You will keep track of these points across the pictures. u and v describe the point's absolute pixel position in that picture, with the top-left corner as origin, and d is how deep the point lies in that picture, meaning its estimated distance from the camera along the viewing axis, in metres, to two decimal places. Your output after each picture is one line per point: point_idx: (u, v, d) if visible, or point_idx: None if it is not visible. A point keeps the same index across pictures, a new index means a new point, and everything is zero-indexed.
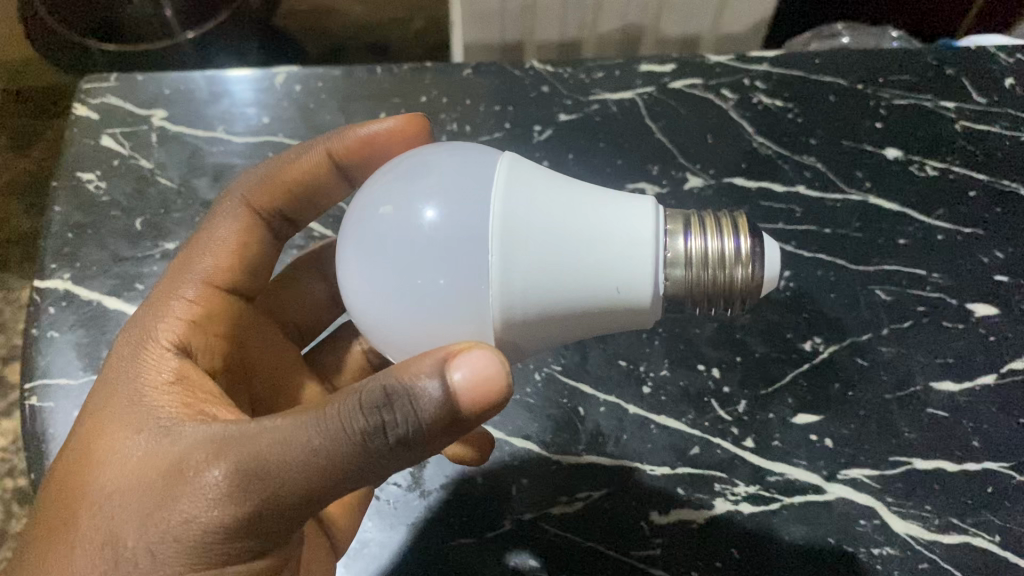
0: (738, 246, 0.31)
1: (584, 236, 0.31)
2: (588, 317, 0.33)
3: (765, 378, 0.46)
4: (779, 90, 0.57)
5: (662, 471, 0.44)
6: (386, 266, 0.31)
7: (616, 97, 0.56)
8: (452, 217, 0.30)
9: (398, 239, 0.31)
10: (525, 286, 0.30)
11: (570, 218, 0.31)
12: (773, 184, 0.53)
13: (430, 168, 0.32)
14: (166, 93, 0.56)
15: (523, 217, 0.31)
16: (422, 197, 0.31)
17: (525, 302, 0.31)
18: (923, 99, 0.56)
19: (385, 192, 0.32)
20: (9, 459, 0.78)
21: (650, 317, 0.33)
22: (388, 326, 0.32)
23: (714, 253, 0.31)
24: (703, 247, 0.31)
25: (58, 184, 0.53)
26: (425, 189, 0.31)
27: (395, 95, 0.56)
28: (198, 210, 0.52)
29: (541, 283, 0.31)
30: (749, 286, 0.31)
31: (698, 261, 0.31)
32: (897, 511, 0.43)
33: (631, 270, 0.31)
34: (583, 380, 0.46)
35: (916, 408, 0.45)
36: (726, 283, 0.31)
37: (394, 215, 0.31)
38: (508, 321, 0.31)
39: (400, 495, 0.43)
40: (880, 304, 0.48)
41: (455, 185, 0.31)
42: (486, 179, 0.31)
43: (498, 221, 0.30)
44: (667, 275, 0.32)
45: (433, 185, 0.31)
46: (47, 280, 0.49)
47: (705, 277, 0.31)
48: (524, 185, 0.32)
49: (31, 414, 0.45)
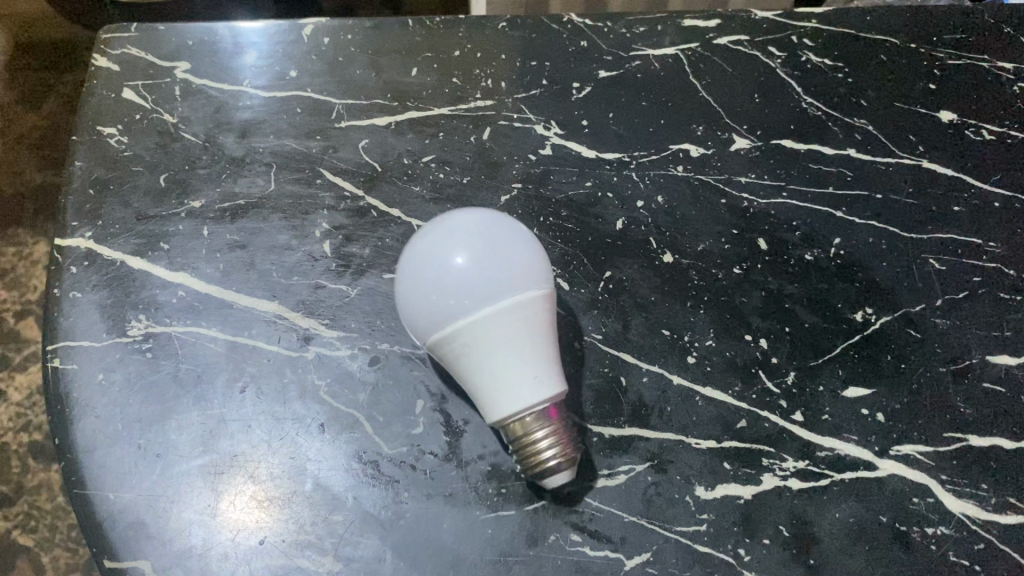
0: (569, 454, 0.38)
1: (526, 370, 0.37)
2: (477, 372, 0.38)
3: (815, 349, 0.45)
4: (830, 48, 0.51)
5: (707, 444, 0.43)
6: (516, 339, 0.37)
7: (659, 53, 0.51)
8: (481, 270, 0.36)
9: (431, 264, 0.37)
10: (488, 351, 0.37)
11: (549, 356, 0.39)
12: (822, 147, 0.49)
13: (500, 242, 0.37)
14: (190, 44, 0.52)
15: (538, 330, 0.38)
16: (457, 240, 0.37)
17: (466, 335, 0.37)
18: (979, 60, 0.51)
19: (506, 257, 0.37)
20: (25, 415, 0.77)
21: (497, 403, 0.38)
22: (479, 369, 0.37)
23: (561, 453, 0.38)
24: (550, 445, 0.38)
25: (77, 138, 0.50)
26: (457, 238, 0.37)
27: (428, 51, 0.52)
28: (225, 167, 0.49)
29: (472, 332, 0.36)
30: (555, 483, 0.39)
31: (528, 440, 0.38)
32: (952, 489, 0.42)
33: (544, 370, 0.38)
34: (625, 349, 0.44)
35: (972, 383, 0.44)
36: (545, 464, 0.37)
37: (436, 245, 0.37)
38: (476, 360, 0.37)
39: (436, 465, 0.42)
40: (933, 273, 0.46)
41: (496, 249, 0.37)
42: (524, 280, 0.37)
43: (501, 304, 0.36)
44: (476, 343, 0.37)
45: (462, 239, 0.37)
46: (68, 237, 0.47)
47: (524, 449, 0.38)
48: (520, 271, 0.37)
49: (54, 376, 0.44)
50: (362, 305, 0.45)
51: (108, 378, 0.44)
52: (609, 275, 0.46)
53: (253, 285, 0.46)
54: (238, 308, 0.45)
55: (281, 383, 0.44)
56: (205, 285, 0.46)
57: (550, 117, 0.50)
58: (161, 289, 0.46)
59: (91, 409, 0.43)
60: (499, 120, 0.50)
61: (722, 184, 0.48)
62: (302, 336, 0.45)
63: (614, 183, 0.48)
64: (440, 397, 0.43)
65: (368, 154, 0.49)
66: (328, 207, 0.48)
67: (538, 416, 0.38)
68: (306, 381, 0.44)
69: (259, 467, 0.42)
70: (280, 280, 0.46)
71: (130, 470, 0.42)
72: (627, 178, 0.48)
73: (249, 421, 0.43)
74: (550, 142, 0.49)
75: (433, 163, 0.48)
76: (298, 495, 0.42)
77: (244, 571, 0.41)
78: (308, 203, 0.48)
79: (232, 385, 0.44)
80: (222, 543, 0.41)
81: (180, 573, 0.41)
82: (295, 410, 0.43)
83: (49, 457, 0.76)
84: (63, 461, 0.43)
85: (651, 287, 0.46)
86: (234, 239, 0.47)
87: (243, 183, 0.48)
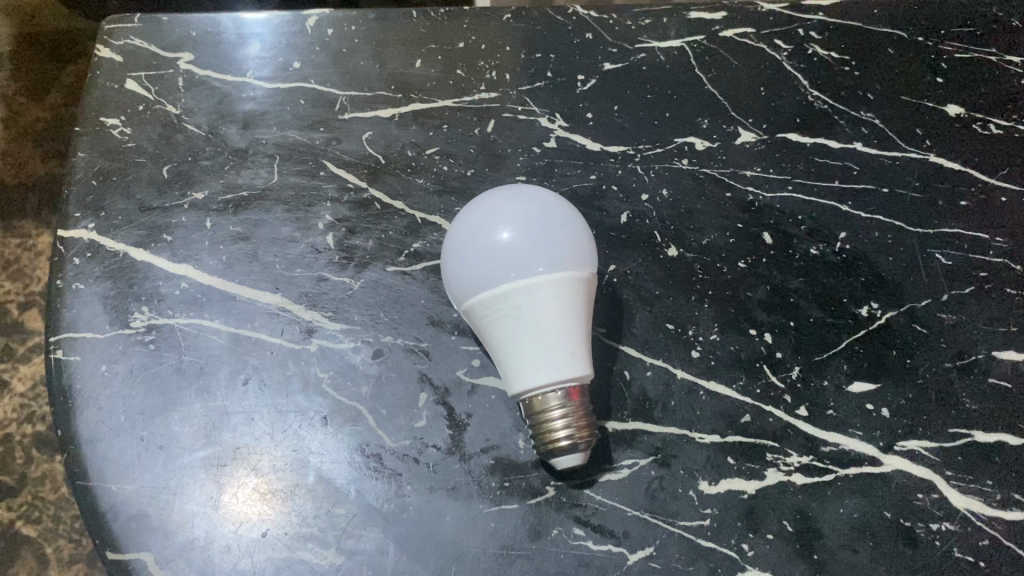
0: (586, 437, 0.37)
1: (557, 346, 0.37)
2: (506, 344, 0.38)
3: (819, 344, 0.44)
4: (838, 39, 0.50)
5: (710, 438, 0.43)
6: (546, 316, 0.37)
7: (665, 45, 0.51)
8: (524, 243, 0.37)
9: (477, 234, 0.38)
10: (518, 322, 0.37)
11: (584, 338, 0.39)
12: (828, 141, 0.49)
13: (547, 221, 0.38)
14: (193, 35, 0.51)
15: (574, 311, 0.38)
16: (506, 213, 0.38)
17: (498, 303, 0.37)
18: (987, 53, 0.50)
19: (548, 234, 0.37)
20: (28, 406, 0.77)
21: (520, 374, 0.38)
22: (507, 340, 0.38)
23: (575, 433, 0.37)
24: (566, 424, 0.37)
25: (81, 129, 0.49)
26: (507, 211, 0.38)
27: (432, 42, 0.51)
28: (228, 158, 0.48)
29: (504, 301, 0.37)
30: (566, 464, 0.38)
31: (544, 417, 0.38)
32: (957, 485, 0.42)
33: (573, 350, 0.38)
34: (629, 343, 0.44)
35: (977, 379, 0.44)
36: (555, 439, 0.37)
37: (486, 217, 0.38)
38: (504, 330, 0.38)
39: (439, 459, 0.42)
40: (939, 269, 0.46)
41: (542, 226, 0.37)
42: (567, 259, 0.37)
43: (534, 276, 0.37)
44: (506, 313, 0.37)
45: (512, 213, 0.38)
46: (71, 228, 0.47)
47: (540, 425, 0.38)
48: (560, 251, 0.37)
49: (57, 367, 0.44)
50: (365, 298, 0.45)
51: (111, 370, 0.44)
52: (614, 268, 0.46)
53: (256, 277, 0.46)
54: (242, 300, 0.45)
55: (284, 375, 0.44)
56: (208, 277, 0.46)
57: (554, 110, 0.49)
58: (164, 281, 0.46)
59: (94, 400, 0.43)
60: (503, 112, 0.49)
61: (727, 177, 0.48)
62: (305, 329, 0.44)
63: (619, 176, 0.48)
64: (444, 389, 0.43)
65: (372, 147, 0.48)
66: (331, 199, 0.47)
67: (559, 394, 0.38)
68: (309, 373, 0.44)
69: (261, 459, 0.42)
70: (283, 272, 0.46)
71: (133, 462, 0.42)
72: (631, 171, 0.48)
73: (252, 412, 0.43)
74: (553, 135, 0.49)
75: (436, 156, 0.48)
76: (300, 488, 0.42)
77: (246, 563, 0.41)
78: (312, 195, 0.47)
79: (235, 377, 0.44)
80: (225, 535, 0.41)
81: (183, 564, 0.41)
82: (298, 402, 0.43)
83: (53, 448, 0.76)
84: (66, 452, 0.43)
85: (656, 281, 0.45)
86: (237, 231, 0.47)
87: (247, 175, 0.48)
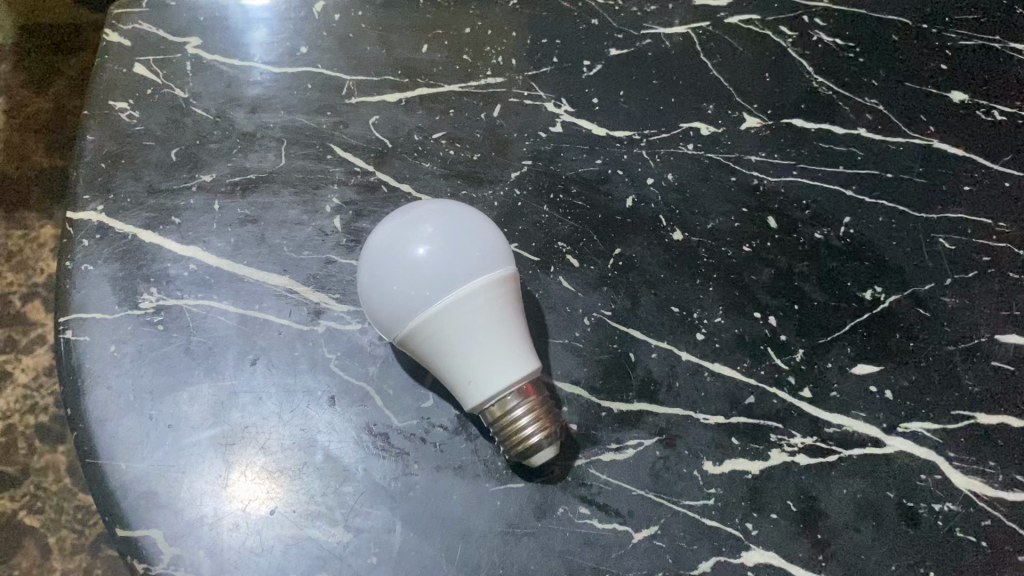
0: (551, 429, 0.38)
1: (497, 351, 0.38)
2: (448, 359, 0.38)
3: (823, 327, 0.45)
4: (842, 26, 0.50)
5: (715, 419, 0.43)
6: (485, 324, 0.37)
7: (670, 31, 0.50)
8: (445, 259, 0.36)
9: (393, 262, 0.36)
10: (459, 337, 0.37)
11: (520, 334, 0.39)
12: (832, 127, 0.48)
13: (457, 230, 0.37)
14: (201, 19, 0.51)
15: (505, 311, 0.38)
16: (416, 233, 0.37)
17: (432, 325, 0.37)
18: (992, 39, 0.49)
19: (465, 245, 0.37)
20: (31, 396, 0.75)
21: (472, 387, 0.38)
22: (451, 355, 0.38)
23: (542, 427, 0.38)
24: (531, 423, 0.38)
25: (90, 112, 0.50)
26: (415, 231, 0.37)
27: (438, 27, 0.51)
28: (236, 142, 0.49)
29: (439, 322, 0.37)
30: (537, 461, 0.39)
31: (508, 422, 0.38)
32: (960, 466, 0.42)
33: (514, 350, 0.38)
34: (634, 325, 0.45)
35: (980, 361, 0.44)
36: (523, 441, 0.38)
37: (396, 238, 0.37)
38: (445, 347, 0.37)
39: (446, 438, 0.42)
40: (943, 253, 0.46)
41: (457, 239, 0.37)
42: (489, 263, 0.37)
43: (464, 292, 0.36)
44: (443, 332, 0.37)
45: (422, 229, 0.37)
46: (81, 211, 0.47)
47: (505, 430, 0.38)
48: (479, 259, 0.37)
49: (66, 348, 0.45)
50: None
51: (120, 350, 0.45)
52: (619, 252, 0.46)
53: (264, 259, 0.46)
54: (250, 281, 0.46)
55: (291, 356, 0.44)
56: (217, 259, 0.46)
57: (560, 96, 0.49)
58: (172, 263, 0.46)
59: (102, 380, 0.44)
60: (510, 97, 0.49)
61: (732, 162, 0.48)
62: (313, 310, 0.45)
63: (624, 160, 0.48)
64: None
65: (379, 131, 0.49)
66: (338, 181, 0.47)
67: (515, 397, 0.38)
68: (317, 354, 0.44)
69: (269, 438, 0.43)
70: (291, 254, 0.46)
71: (140, 442, 0.43)
72: (637, 156, 0.48)
73: (261, 391, 0.44)
74: (559, 120, 0.49)
75: (443, 140, 0.48)
76: (308, 466, 0.42)
77: (254, 540, 0.42)
78: (319, 178, 0.48)
79: (243, 357, 0.44)
80: (233, 512, 0.42)
81: (192, 541, 0.42)
82: (307, 383, 0.44)
83: (56, 438, 0.74)
84: (76, 432, 0.43)
85: (661, 264, 0.46)
86: (246, 214, 0.47)
87: (254, 158, 0.48)
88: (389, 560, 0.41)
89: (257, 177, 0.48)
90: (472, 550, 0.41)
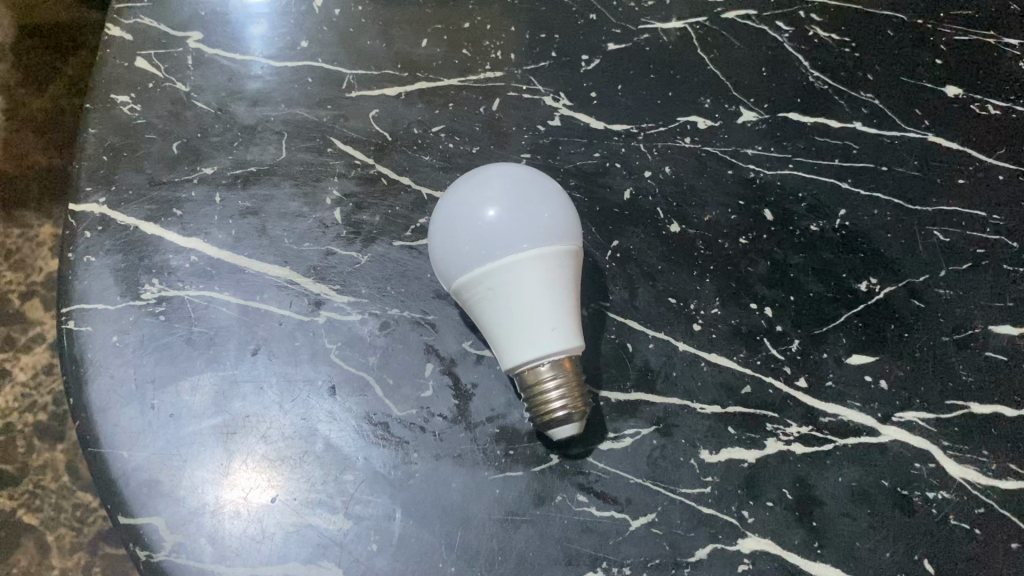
0: (581, 407, 0.38)
1: (545, 319, 0.38)
2: (495, 320, 0.39)
3: (819, 318, 0.45)
4: (837, 22, 0.51)
5: (712, 409, 0.44)
6: (535, 290, 0.38)
7: (668, 26, 0.51)
8: (508, 218, 0.37)
9: (462, 213, 0.38)
10: (509, 298, 0.38)
11: (571, 310, 0.39)
12: (828, 121, 0.49)
13: (531, 196, 0.38)
14: (202, 14, 0.51)
15: (563, 283, 0.39)
16: (488, 191, 0.38)
17: (487, 281, 0.38)
18: (986, 35, 0.50)
19: (533, 210, 0.38)
20: (29, 394, 0.75)
21: (513, 350, 0.38)
22: (498, 316, 0.38)
23: (572, 402, 0.38)
24: (560, 396, 0.38)
25: (91, 106, 0.50)
26: (490, 189, 0.38)
27: (437, 23, 0.51)
28: (237, 135, 0.49)
29: (494, 279, 0.38)
30: (561, 435, 0.39)
31: (539, 390, 0.38)
32: (954, 455, 0.43)
33: (562, 323, 0.38)
34: (632, 316, 0.45)
35: (974, 351, 0.44)
36: (547, 409, 0.38)
37: (469, 195, 0.38)
38: (494, 306, 0.38)
39: (446, 427, 0.43)
40: (938, 245, 0.46)
41: (527, 203, 0.38)
42: (554, 232, 0.38)
43: (522, 254, 0.37)
44: (496, 290, 0.38)
45: (496, 189, 0.38)
46: (82, 203, 0.48)
47: (535, 397, 0.38)
48: (545, 225, 0.38)
49: (69, 338, 0.45)
50: (372, 271, 0.46)
51: (122, 340, 0.45)
52: (617, 244, 0.46)
53: (265, 251, 0.46)
54: (250, 273, 0.46)
55: (293, 346, 0.45)
56: (217, 250, 0.47)
57: (558, 90, 0.50)
58: (174, 255, 0.46)
59: (105, 369, 0.44)
60: (508, 91, 0.50)
61: (729, 155, 0.48)
62: (313, 302, 0.45)
63: (622, 153, 0.48)
64: (450, 360, 0.44)
65: (379, 125, 0.49)
66: (339, 174, 0.48)
67: (550, 366, 0.38)
68: (318, 344, 0.44)
69: (270, 427, 0.44)
70: (291, 246, 0.46)
71: (143, 429, 0.43)
72: (635, 149, 0.48)
73: (262, 381, 0.44)
74: (557, 114, 0.49)
75: (442, 133, 0.49)
76: (309, 455, 0.43)
77: (255, 528, 0.42)
78: (319, 171, 0.48)
79: (244, 348, 0.45)
80: (235, 500, 0.43)
81: (194, 528, 0.42)
82: (308, 373, 0.44)
83: (55, 436, 0.74)
84: (79, 420, 0.44)
85: (658, 256, 0.46)
86: (247, 206, 0.47)
87: (255, 151, 0.48)
88: (389, 547, 0.42)
89: (257, 170, 0.48)
90: (471, 537, 0.42)
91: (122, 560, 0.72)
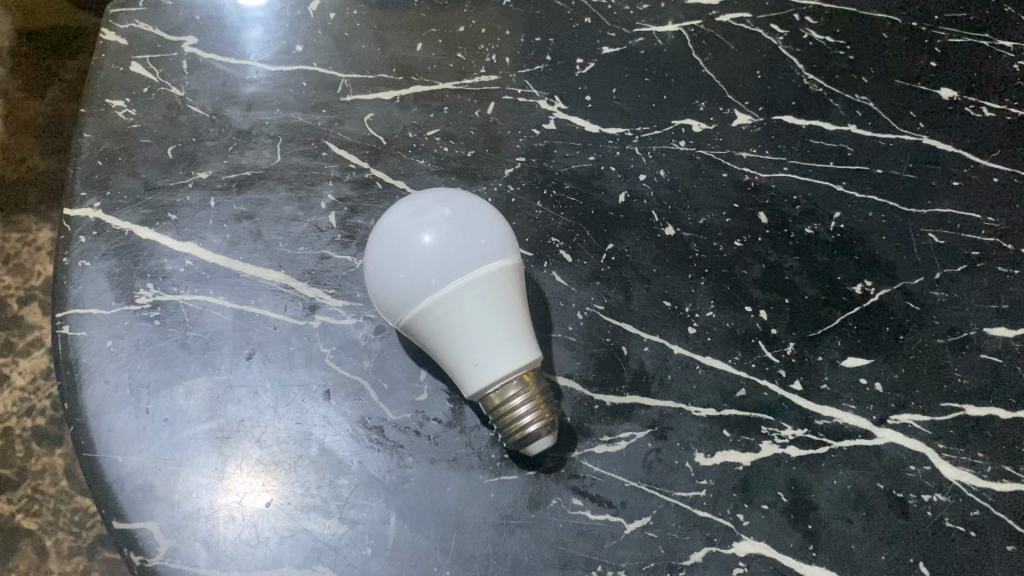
0: (549, 419, 0.39)
1: (497, 339, 0.38)
2: (448, 345, 0.38)
3: (814, 321, 0.45)
4: (832, 25, 0.51)
5: (707, 412, 0.44)
6: (483, 311, 0.38)
7: (663, 30, 0.51)
8: (445, 246, 0.36)
9: (398, 245, 0.37)
10: (457, 323, 0.37)
11: (522, 324, 0.39)
12: (823, 123, 0.49)
13: (464, 219, 0.38)
14: (198, 18, 0.51)
15: (509, 299, 0.39)
16: (421, 218, 0.37)
17: (432, 310, 0.37)
18: (979, 38, 0.50)
19: (469, 232, 0.37)
20: (27, 399, 0.75)
21: (470, 374, 0.38)
22: (451, 341, 0.38)
23: (540, 415, 0.38)
24: (529, 411, 0.38)
25: (86, 111, 0.50)
26: (422, 216, 0.37)
27: (433, 27, 0.51)
28: (232, 139, 0.49)
29: (439, 307, 0.37)
30: (535, 450, 0.39)
31: (507, 409, 0.38)
32: (949, 458, 0.43)
33: (513, 340, 0.38)
34: (627, 319, 0.45)
35: (969, 353, 0.44)
36: (518, 427, 0.38)
37: (403, 224, 0.38)
38: (444, 333, 0.38)
39: (440, 431, 0.43)
40: (933, 247, 0.46)
41: (462, 227, 0.37)
42: (493, 252, 0.38)
43: (463, 279, 0.37)
44: (443, 317, 0.37)
45: (428, 216, 0.37)
46: (76, 208, 0.48)
47: (504, 418, 0.38)
48: (481, 247, 0.37)
49: (64, 343, 0.45)
50: None
51: (116, 345, 0.45)
52: (611, 247, 0.46)
53: (259, 255, 0.46)
54: (245, 277, 0.46)
55: (287, 350, 0.45)
56: (212, 255, 0.46)
57: (553, 94, 0.50)
58: (169, 259, 0.46)
59: (99, 374, 0.44)
60: (503, 95, 0.50)
61: (723, 158, 0.48)
62: (307, 306, 0.45)
63: (617, 157, 0.48)
64: None
65: (375, 129, 0.49)
66: (334, 178, 0.48)
67: (515, 384, 0.38)
68: (312, 348, 0.44)
69: (265, 431, 0.43)
70: (286, 250, 0.46)
71: (137, 435, 0.43)
72: (629, 152, 0.48)
73: (256, 385, 0.44)
74: (553, 117, 0.49)
75: (437, 137, 0.49)
76: (303, 459, 0.43)
77: (250, 533, 0.42)
78: (314, 175, 0.48)
79: (239, 352, 0.45)
80: (229, 505, 0.42)
81: (188, 533, 0.42)
82: (302, 377, 0.44)
83: (53, 440, 0.74)
84: (73, 425, 0.44)
85: (652, 259, 0.46)
86: (241, 211, 0.47)
87: (250, 155, 0.48)
88: (384, 552, 0.42)
89: (252, 174, 0.48)
90: (467, 541, 0.42)
91: (121, 564, 0.72)
